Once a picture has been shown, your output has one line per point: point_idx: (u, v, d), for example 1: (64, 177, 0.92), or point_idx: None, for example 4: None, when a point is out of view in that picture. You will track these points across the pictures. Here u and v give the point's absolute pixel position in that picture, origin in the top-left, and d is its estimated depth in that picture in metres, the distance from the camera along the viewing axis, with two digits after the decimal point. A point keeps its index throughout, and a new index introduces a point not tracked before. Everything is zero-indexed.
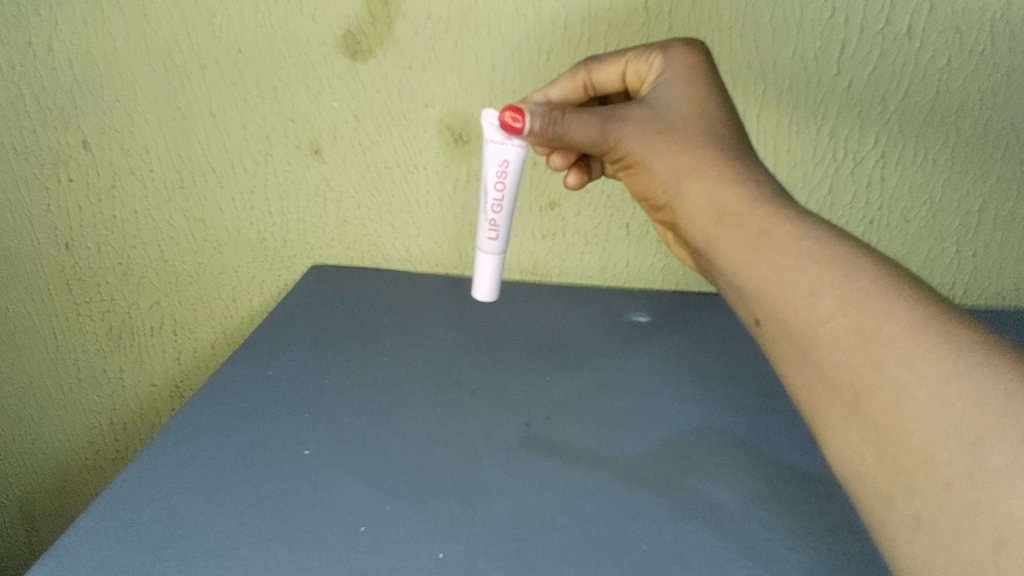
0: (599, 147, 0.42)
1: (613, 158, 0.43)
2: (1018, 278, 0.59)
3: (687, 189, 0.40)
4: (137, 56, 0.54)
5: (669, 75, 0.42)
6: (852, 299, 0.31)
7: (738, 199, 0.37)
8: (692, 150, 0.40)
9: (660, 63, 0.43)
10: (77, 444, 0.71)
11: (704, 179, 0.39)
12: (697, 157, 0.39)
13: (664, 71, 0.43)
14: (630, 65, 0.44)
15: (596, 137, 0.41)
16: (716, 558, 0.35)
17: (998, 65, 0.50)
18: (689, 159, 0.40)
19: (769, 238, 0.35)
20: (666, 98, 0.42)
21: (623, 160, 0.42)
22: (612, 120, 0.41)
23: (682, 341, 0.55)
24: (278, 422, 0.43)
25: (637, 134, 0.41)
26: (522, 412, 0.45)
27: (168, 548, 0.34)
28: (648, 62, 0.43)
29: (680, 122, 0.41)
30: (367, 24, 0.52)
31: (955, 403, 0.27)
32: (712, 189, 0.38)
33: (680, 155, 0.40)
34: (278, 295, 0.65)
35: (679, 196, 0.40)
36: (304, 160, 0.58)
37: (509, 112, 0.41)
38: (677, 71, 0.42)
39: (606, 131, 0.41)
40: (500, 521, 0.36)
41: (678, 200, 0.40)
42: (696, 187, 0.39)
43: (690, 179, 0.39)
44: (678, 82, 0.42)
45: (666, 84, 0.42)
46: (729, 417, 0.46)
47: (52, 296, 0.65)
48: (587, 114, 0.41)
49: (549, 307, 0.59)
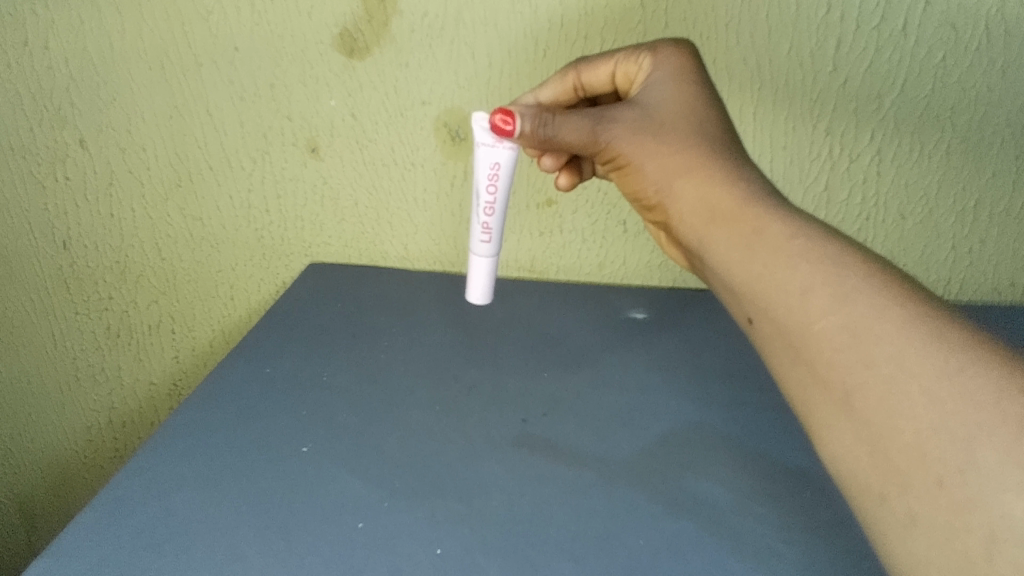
0: (590, 148, 0.42)
1: (603, 159, 0.43)
2: (1014, 273, 0.59)
3: (677, 189, 0.40)
4: (133, 54, 0.54)
5: (658, 76, 0.43)
6: (841, 297, 0.31)
7: (728, 198, 0.38)
8: (682, 149, 0.40)
9: (649, 63, 0.43)
10: (77, 443, 0.72)
11: (695, 178, 0.39)
12: (688, 157, 0.40)
13: (653, 71, 0.43)
14: (620, 65, 0.44)
15: (587, 138, 0.41)
16: (712, 554, 0.35)
17: (994, 60, 0.50)
18: (680, 158, 0.40)
19: (760, 238, 0.35)
20: (655, 98, 0.42)
21: (614, 161, 0.42)
22: (603, 121, 0.41)
23: (680, 337, 0.55)
24: (277, 421, 0.44)
25: (626, 134, 0.41)
26: (520, 408, 0.46)
27: (167, 544, 0.34)
28: (638, 63, 0.44)
29: (670, 122, 0.41)
30: (364, 21, 0.52)
31: (947, 401, 0.27)
32: (702, 188, 0.39)
33: (671, 155, 0.40)
34: (276, 293, 0.65)
35: (670, 195, 0.40)
36: (301, 158, 0.58)
37: (499, 115, 0.42)
38: (667, 70, 0.43)
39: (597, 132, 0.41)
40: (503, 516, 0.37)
41: (669, 200, 0.40)
42: (686, 186, 0.39)
43: (681, 179, 0.39)
44: (667, 82, 0.42)
45: (656, 84, 0.42)
46: (725, 413, 0.47)
47: (50, 294, 0.65)
48: (578, 117, 0.41)
49: (547, 304, 0.59)
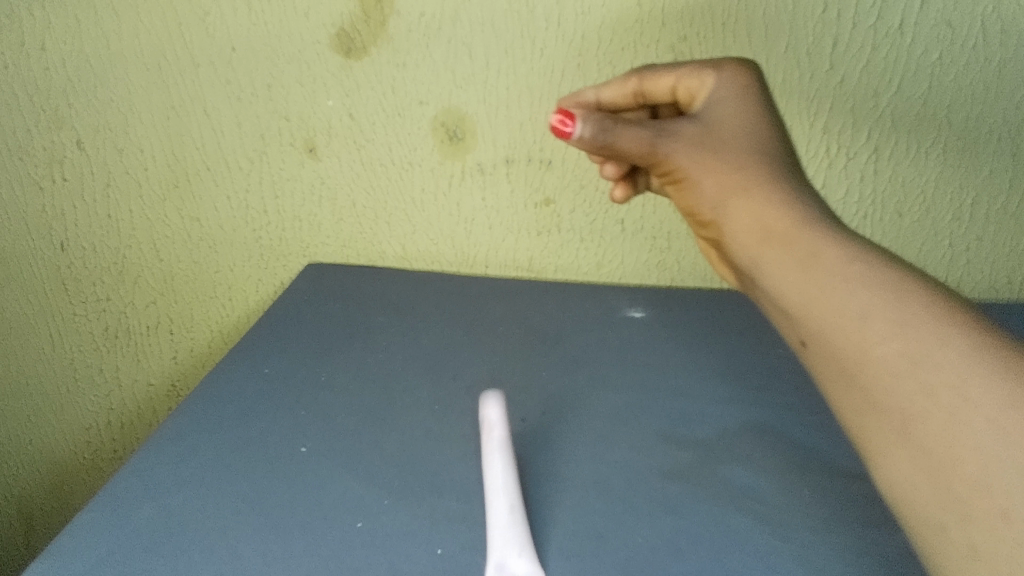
0: (646, 159, 0.40)
1: (660, 173, 0.41)
2: (1010, 271, 0.58)
3: (734, 211, 0.37)
4: (128, 55, 0.55)
5: (721, 93, 0.40)
6: (900, 324, 0.29)
7: (792, 222, 0.35)
8: (745, 169, 0.37)
9: (714, 79, 0.41)
10: (75, 444, 0.71)
11: (757, 199, 0.36)
12: (750, 177, 0.37)
13: (717, 87, 0.41)
14: (683, 79, 0.42)
15: (646, 149, 0.39)
16: (711, 550, 0.35)
17: (990, 59, 0.51)
18: (741, 177, 0.37)
19: (819, 265, 0.32)
20: (718, 115, 0.40)
21: (670, 176, 0.40)
22: (662, 133, 0.39)
23: (681, 334, 0.54)
24: (275, 421, 0.44)
25: (684, 147, 0.39)
26: (517, 407, 0.46)
27: (165, 545, 0.34)
28: (701, 78, 0.41)
29: (733, 140, 0.39)
30: (361, 21, 0.52)
31: (1015, 433, 0.26)
32: (762, 209, 0.36)
33: (731, 174, 0.37)
34: (274, 294, 0.65)
35: (726, 217, 0.37)
36: (299, 158, 0.58)
37: (558, 116, 0.39)
38: (730, 89, 0.41)
39: (654, 144, 0.39)
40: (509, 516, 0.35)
41: (724, 221, 0.38)
42: (745, 208, 0.37)
43: (737, 198, 0.37)
44: (731, 101, 0.40)
45: (718, 102, 0.40)
46: (724, 409, 0.45)
47: (48, 295, 0.65)
48: (637, 127, 0.39)
49: (544, 301, 0.59)
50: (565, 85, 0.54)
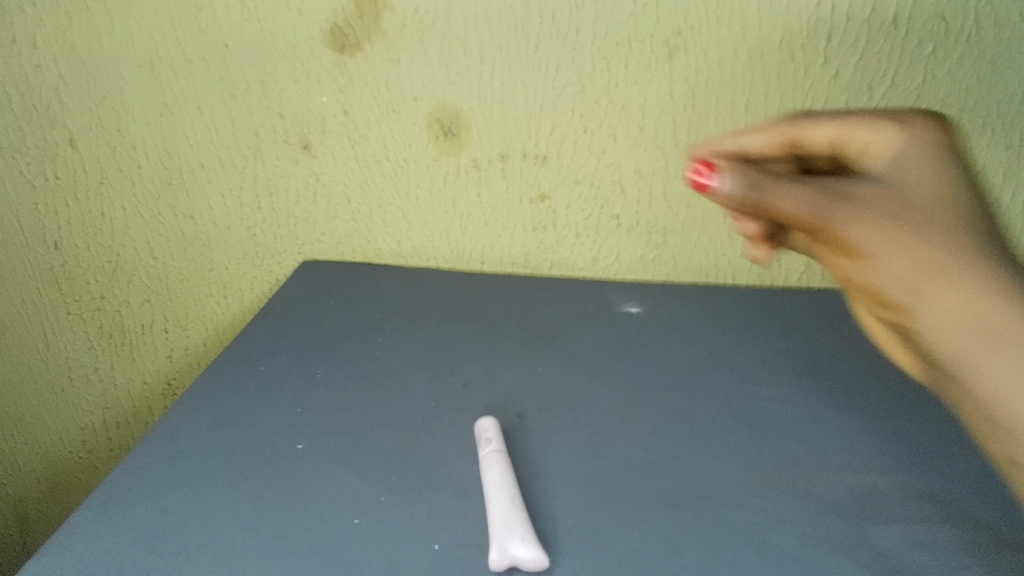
0: (810, 226, 0.29)
1: (814, 246, 0.32)
2: None
3: (924, 306, 0.28)
4: (121, 53, 0.54)
5: (907, 152, 0.30)
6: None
7: (995, 327, 0.27)
8: (946, 253, 0.27)
9: (896, 134, 0.30)
10: (71, 444, 0.71)
11: (958, 292, 0.27)
12: (953, 263, 0.27)
13: (901, 144, 0.30)
14: (849, 127, 0.32)
15: (812, 215, 0.29)
16: (708, 542, 0.35)
17: (984, 52, 0.51)
18: (942, 263, 0.27)
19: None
20: (908, 177, 0.29)
21: (841, 249, 0.29)
22: (837, 197, 0.28)
23: (677, 329, 0.54)
24: (271, 419, 0.43)
25: (869, 217, 0.28)
26: (514, 403, 0.46)
27: (161, 544, 0.34)
28: (877, 129, 0.31)
29: (933, 213, 0.28)
30: (354, 17, 0.52)
31: None
32: (964, 305, 0.27)
33: (930, 257, 0.27)
34: (269, 291, 0.64)
35: (914, 309, 0.28)
36: (293, 155, 0.58)
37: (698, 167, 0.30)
38: (919, 148, 0.30)
39: (831, 210, 0.28)
40: (510, 506, 0.36)
41: (911, 314, 0.28)
42: (941, 302, 0.27)
43: (936, 289, 0.27)
44: (919, 162, 0.29)
45: (905, 164, 0.29)
46: (721, 404, 0.45)
47: (42, 294, 0.64)
48: (802, 184, 0.29)
49: (540, 297, 0.59)
50: (560, 81, 0.54)
